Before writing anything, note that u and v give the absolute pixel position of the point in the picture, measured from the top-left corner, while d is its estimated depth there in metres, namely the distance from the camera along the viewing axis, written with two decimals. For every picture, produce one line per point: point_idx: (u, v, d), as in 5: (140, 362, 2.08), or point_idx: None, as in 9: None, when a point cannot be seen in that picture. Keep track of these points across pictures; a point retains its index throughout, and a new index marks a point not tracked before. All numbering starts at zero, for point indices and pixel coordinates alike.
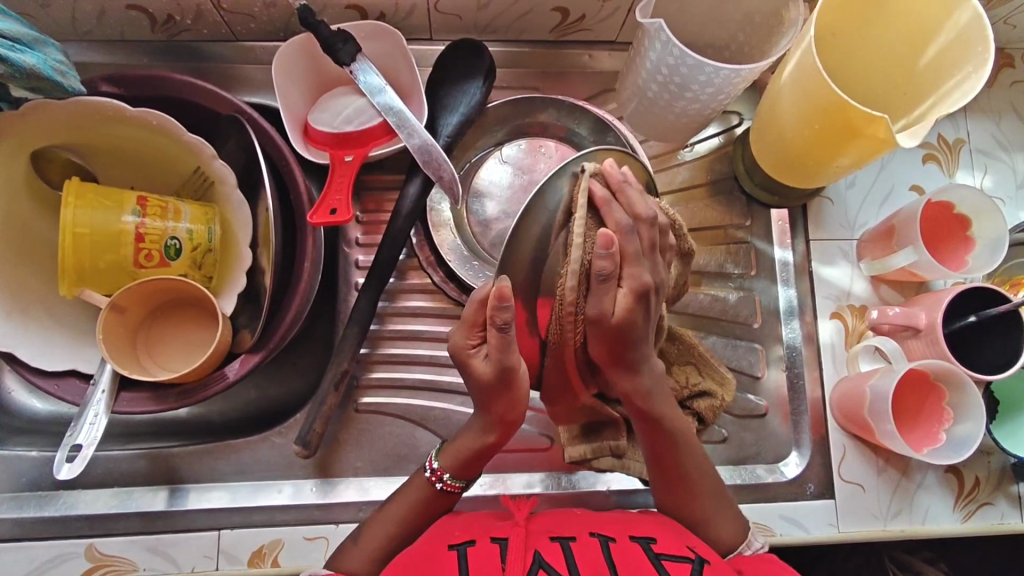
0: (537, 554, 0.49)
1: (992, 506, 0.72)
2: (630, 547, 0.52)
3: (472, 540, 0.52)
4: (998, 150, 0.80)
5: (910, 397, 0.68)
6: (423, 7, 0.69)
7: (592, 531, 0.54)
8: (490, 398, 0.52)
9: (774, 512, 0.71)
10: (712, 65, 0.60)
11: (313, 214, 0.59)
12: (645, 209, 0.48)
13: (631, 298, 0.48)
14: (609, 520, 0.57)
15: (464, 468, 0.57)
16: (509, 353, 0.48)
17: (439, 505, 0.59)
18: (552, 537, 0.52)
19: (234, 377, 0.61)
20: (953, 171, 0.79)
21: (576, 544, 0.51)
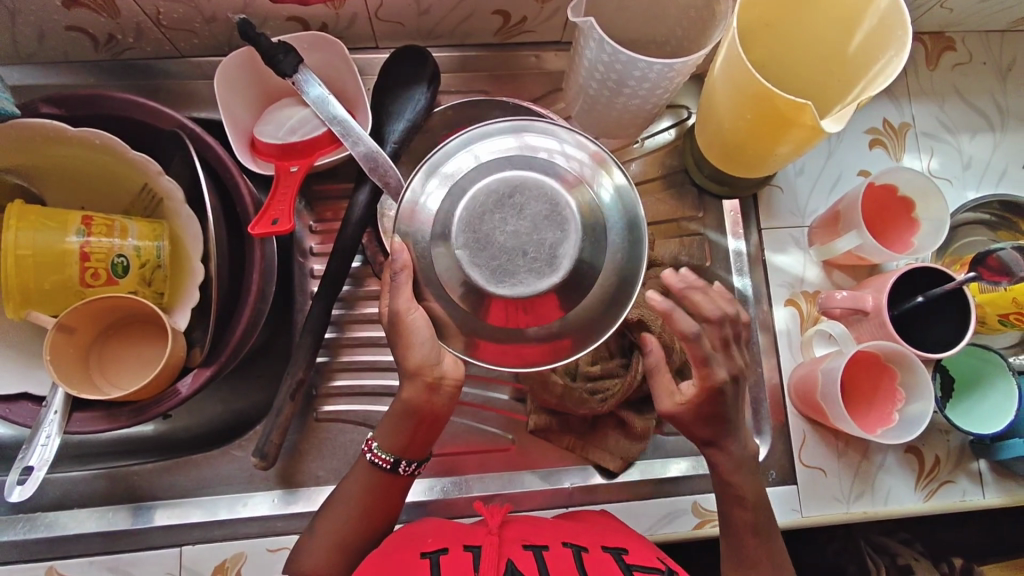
0: (511, 563, 0.50)
1: (953, 483, 0.73)
2: (602, 558, 0.54)
3: (445, 549, 0.52)
4: (943, 132, 0.82)
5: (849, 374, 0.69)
6: (364, 16, 0.70)
7: (566, 541, 0.55)
8: (405, 348, 0.53)
9: None
10: (644, 61, 0.60)
11: (254, 225, 0.57)
12: (725, 307, 0.51)
13: (717, 382, 0.52)
14: (582, 533, 0.59)
15: (405, 442, 0.57)
16: (398, 296, 0.52)
17: (393, 493, 0.58)
18: (526, 545, 0.53)
19: (187, 392, 0.60)
20: (900, 155, 0.81)
21: (548, 553, 0.52)
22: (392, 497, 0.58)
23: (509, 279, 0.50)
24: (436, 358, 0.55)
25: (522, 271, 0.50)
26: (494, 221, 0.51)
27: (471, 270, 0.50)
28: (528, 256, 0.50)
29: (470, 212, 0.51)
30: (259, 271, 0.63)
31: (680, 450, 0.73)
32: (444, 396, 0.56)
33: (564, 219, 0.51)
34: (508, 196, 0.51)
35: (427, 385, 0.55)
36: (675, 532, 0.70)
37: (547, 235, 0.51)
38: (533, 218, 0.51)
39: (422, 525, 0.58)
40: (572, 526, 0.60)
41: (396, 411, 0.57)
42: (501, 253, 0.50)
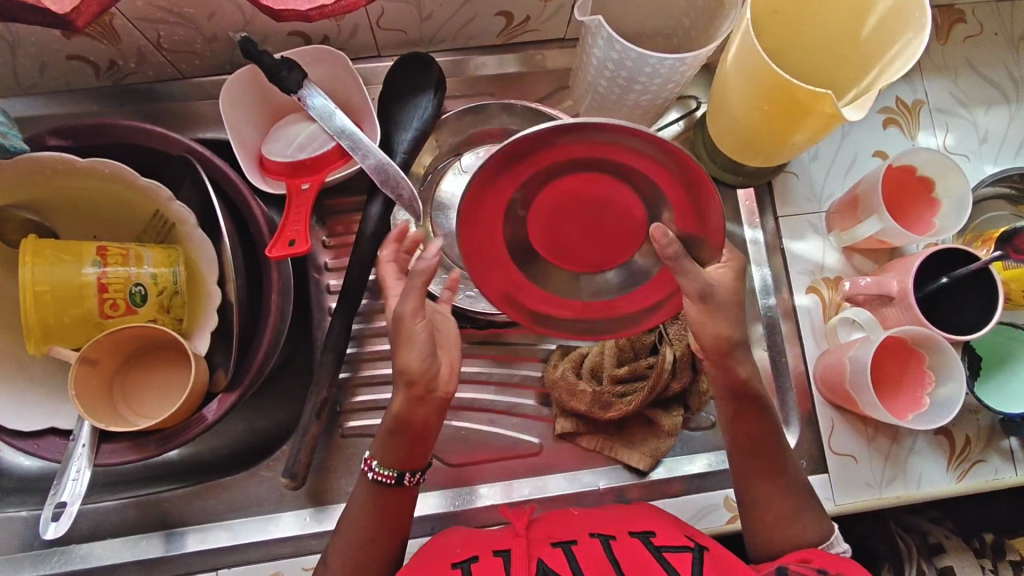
0: (541, 563, 0.52)
1: (985, 463, 0.73)
2: (630, 544, 0.56)
3: (476, 557, 0.55)
4: (958, 107, 0.81)
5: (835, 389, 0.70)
6: (366, 26, 0.69)
7: (594, 532, 0.57)
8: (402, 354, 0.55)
9: None
10: (655, 57, 0.59)
11: (272, 248, 0.57)
12: None
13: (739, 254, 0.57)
14: (612, 522, 0.60)
15: (405, 454, 0.58)
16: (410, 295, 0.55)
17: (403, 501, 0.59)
18: (554, 543, 0.55)
19: (213, 418, 0.60)
20: (914, 133, 0.80)
21: (578, 547, 0.55)
22: (402, 507, 0.59)
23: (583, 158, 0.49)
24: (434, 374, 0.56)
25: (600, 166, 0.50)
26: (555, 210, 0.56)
27: (562, 145, 0.49)
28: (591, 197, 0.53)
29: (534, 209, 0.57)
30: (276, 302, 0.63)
31: (709, 445, 0.72)
32: (435, 407, 0.57)
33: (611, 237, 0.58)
34: None
35: (418, 394, 0.56)
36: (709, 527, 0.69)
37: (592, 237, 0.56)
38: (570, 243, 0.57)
39: (452, 533, 0.61)
40: (601, 513, 0.62)
41: (392, 427, 0.57)
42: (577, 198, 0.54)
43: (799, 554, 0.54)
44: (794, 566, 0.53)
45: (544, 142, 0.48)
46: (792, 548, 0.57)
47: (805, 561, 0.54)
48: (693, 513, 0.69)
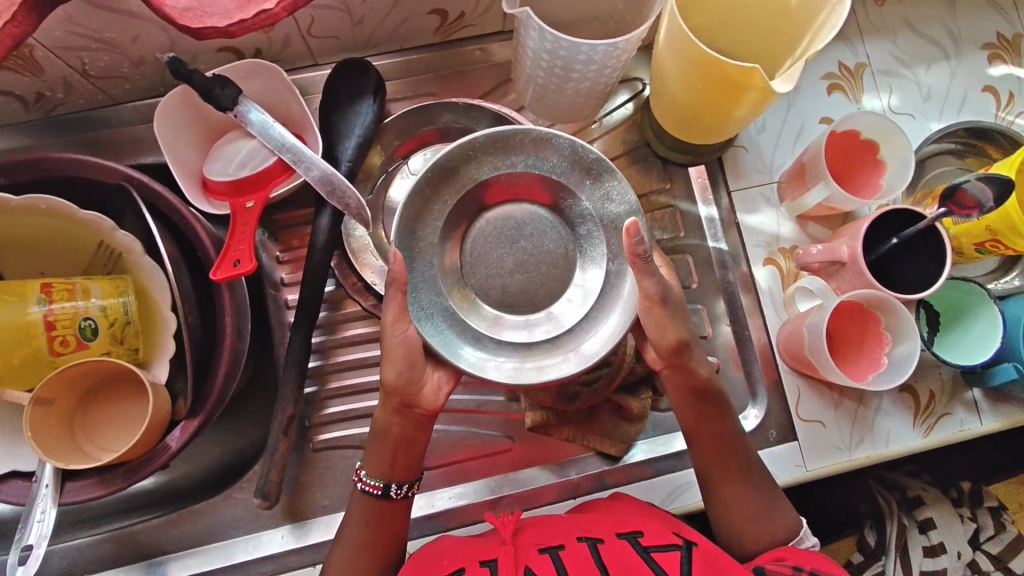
0: (527, 568, 0.51)
1: (950, 415, 0.74)
2: (619, 546, 0.54)
3: (462, 568, 0.53)
4: (900, 67, 0.81)
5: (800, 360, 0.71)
6: (297, 35, 0.68)
7: (582, 536, 0.56)
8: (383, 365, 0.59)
9: (767, 458, 0.71)
10: (586, 44, 0.59)
11: (217, 270, 0.56)
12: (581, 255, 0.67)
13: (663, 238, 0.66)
14: (597, 520, 0.59)
15: (385, 460, 0.60)
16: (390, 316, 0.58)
17: (396, 514, 0.61)
18: (541, 548, 0.54)
19: (177, 445, 0.60)
20: (859, 96, 0.81)
21: (565, 552, 0.53)
22: (395, 521, 0.61)
23: (507, 211, 0.66)
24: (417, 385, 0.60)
25: (526, 218, 0.66)
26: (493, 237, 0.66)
27: (482, 172, 0.62)
28: (526, 239, 0.66)
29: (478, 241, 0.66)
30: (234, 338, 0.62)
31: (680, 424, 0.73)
32: (414, 420, 0.61)
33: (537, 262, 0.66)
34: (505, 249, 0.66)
35: (398, 402, 0.60)
36: (686, 505, 0.70)
37: (545, 271, 0.66)
38: (534, 287, 0.66)
39: (441, 542, 0.61)
40: (587, 512, 0.62)
41: (377, 437, 0.61)
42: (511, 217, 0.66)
43: (773, 554, 0.57)
44: (770, 565, 0.56)
45: (462, 166, 0.61)
46: (765, 546, 0.60)
47: (780, 560, 0.56)
48: (668, 493, 0.70)
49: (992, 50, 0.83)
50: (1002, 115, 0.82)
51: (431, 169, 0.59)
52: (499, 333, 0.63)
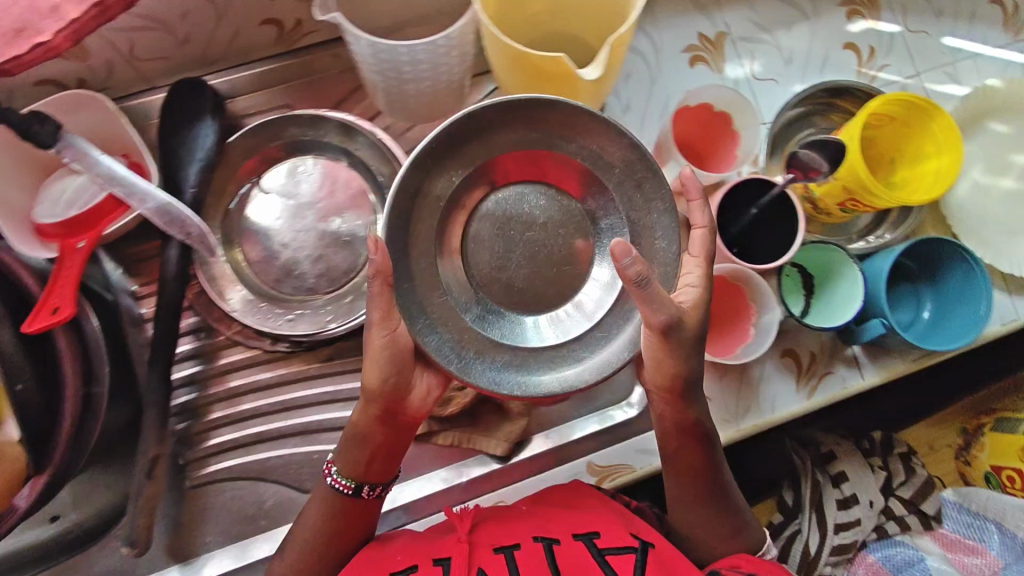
0: (481, 569, 0.52)
1: (832, 375, 0.75)
2: (576, 548, 0.55)
3: (415, 566, 0.54)
4: (760, 33, 0.81)
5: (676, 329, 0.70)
6: (121, 60, 0.65)
7: (538, 535, 0.56)
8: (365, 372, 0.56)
9: (645, 444, 0.71)
10: (404, 46, 0.57)
11: (30, 323, 0.54)
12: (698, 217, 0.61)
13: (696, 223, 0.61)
14: (559, 516, 0.59)
15: (360, 466, 0.58)
16: (389, 332, 0.54)
17: (354, 519, 0.59)
18: (497, 548, 0.55)
19: (25, 505, 0.58)
20: (722, 66, 0.80)
21: (521, 552, 0.54)
22: (354, 526, 0.59)
23: (518, 194, 0.65)
24: (401, 391, 0.57)
25: (518, 210, 0.65)
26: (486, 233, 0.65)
27: (505, 145, 0.61)
28: (525, 232, 0.65)
29: (480, 226, 0.64)
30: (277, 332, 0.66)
31: (571, 415, 0.73)
32: (398, 427, 0.58)
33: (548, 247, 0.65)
34: (500, 234, 0.65)
35: (380, 411, 0.57)
36: None
37: (552, 266, 0.65)
38: (536, 283, 0.65)
39: (395, 537, 0.60)
40: (547, 505, 0.62)
41: (355, 438, 0.58)
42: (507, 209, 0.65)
43: (731, 560, 0.58)
44: (726, 570, 0.57)
45: (482, 134, 0.60)
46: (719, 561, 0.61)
47: (735, 566, 0.57)
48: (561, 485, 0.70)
49: (851, 7, 0.83)
50: (864, 70, 0.82)
51: (438, 140, 0.57)
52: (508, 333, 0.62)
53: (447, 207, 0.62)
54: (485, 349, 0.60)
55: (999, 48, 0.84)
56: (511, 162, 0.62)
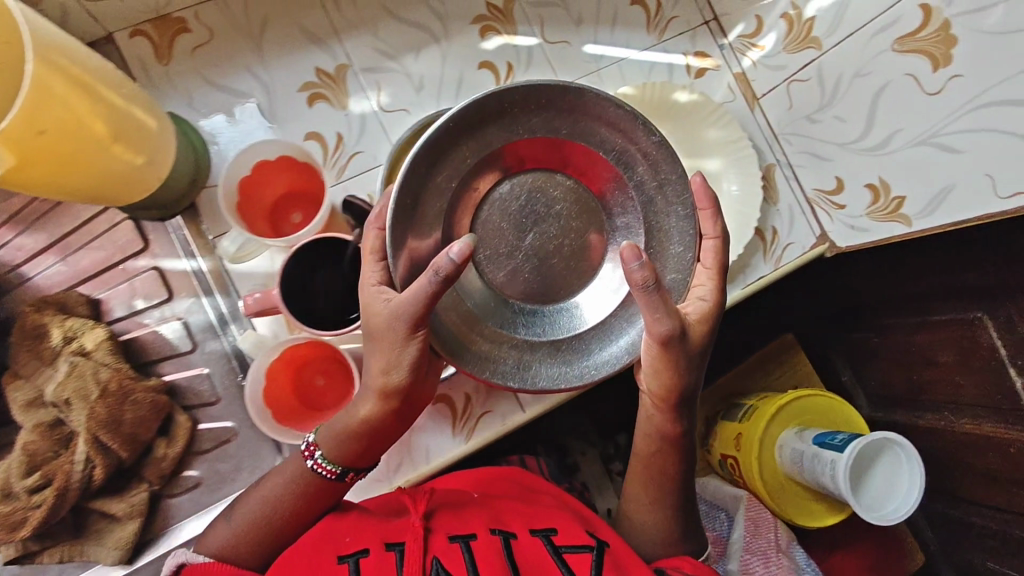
0: (434, 560, 0.51)
1: (491, 413, 0.74)
2: (531, 543, 0.56)
3: (365, 551, 0.53)
4: (385, 61, 0.76)
5: (281, 401, 0.68)
6: None
7: (494, 528, 0.57)
8: (366, 365, 0.55)
9: None
10: None
11: None
12: (709, 227, 0.58)
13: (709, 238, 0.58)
14: (514, 510, 0.61)
15: (352, 455, 0.58)
16: (400, 328, 0.52)
17: (324, 498, 0.59)
18: (453, 537, 0.54)
19: None
20: (345, 102, 0.75)
21: (477, 542, 0.54)
22: (323, 500, 0.59)
23: (540, 177, 0.60)
24: (399, 376, 0.55)
25: (531, 208, 0.60)
26: (543, 204, 0.60)
27: (530, 127, 0.55)
28: (543, 217, 0.60)
29: (507, 203, 0.59)
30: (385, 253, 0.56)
31: (205, 501, 0.68)
32: (389, 416, 0.57)
33: (529, 251, 0.60)
34: (521, 213, 0.60)
35: (395, 408, 0.56)
36: None
37: (541, 276, 0.60)
38: (540, 283, 0.61)
39: (350, 511, 0.60)
40: (501, 498, 0.64)
41: (347, 426, 0.58)
42: (528, 200, 0.60)
43: (673, 560, 0.61)
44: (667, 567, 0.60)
45: (502, 119, 0.55)
46: (653, 548, 0.65)
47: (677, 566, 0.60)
48: None
49: (484, 23, 0.79)
50: (502, 88, 0.78)
51: (454, 119, 0.52)
52: (547, 316, 0.61)
53: (454, 199, 0.57)
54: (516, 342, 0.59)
55: (644, 50, 0.82)
56: (530, 141, 0.57)
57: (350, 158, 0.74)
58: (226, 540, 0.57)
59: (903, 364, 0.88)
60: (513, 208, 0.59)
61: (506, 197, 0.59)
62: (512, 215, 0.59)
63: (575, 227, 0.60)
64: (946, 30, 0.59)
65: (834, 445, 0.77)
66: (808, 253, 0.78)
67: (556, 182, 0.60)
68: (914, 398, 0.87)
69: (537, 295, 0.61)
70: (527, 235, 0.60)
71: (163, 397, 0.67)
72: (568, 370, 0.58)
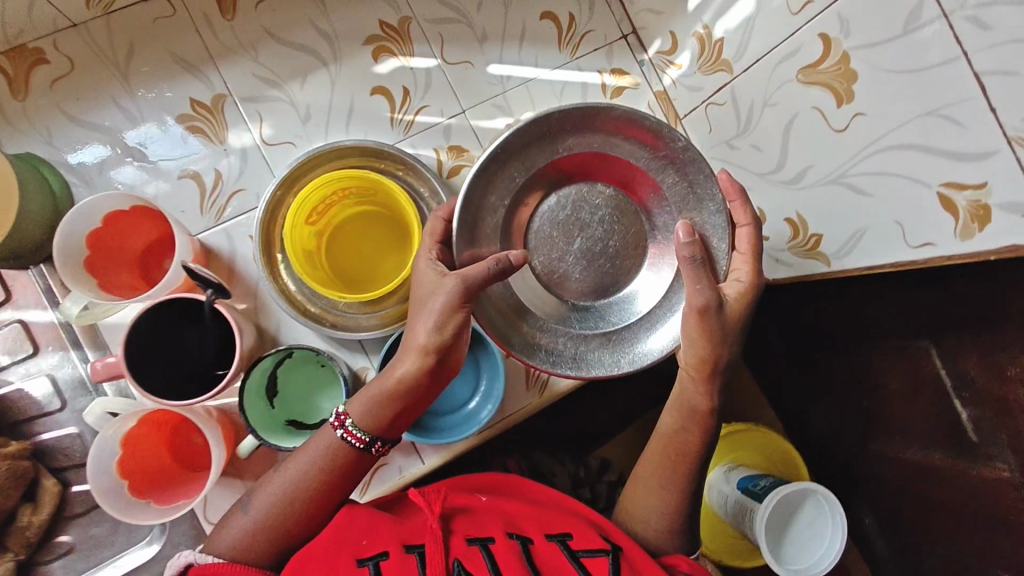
0: (456, 562, 0.49)
1: (387, 464, 0.71)
2: (546, 547, 0.53)
3: (385, 552, 0.51)
4: (268, 88, 0.70)
5: (145, 472, 0.61)
6: None
7: (510, 532, 0.54)
8: (413, 328, 0.56)
9: None
10: None
11: None
12: (741, 217, 0.57)
13: (745, 222, 0.57)
14: (523, 513, 0.58)
15: (386, 422, 0.56)
16: (428, 319, 0.55)
17: (348, 471, 0.56)
18: (471, 540, 0.52)
19: None
20: (223, 136, 0.69)
21: (495, 544, 0.52)
22: (347, 478, 0.57)
23: (584, 190, 0.62)
24: (459, 340, 0.56)
25: (593, 206, 0.62)
26: (579, 221, 0.62)
27: (571, 145, 0.59)
28: (589, 227, 0.62)
29: (550, 222, 0.62)
30: (442, 238, 0.60)
31: (84, 568, 0.66)
32: (439, 381, 0.57)
33: (573, 264, 0.63)
34: (571, 224, 0.62)
35: (432, 365, 0.55)
36: None
37: (604, 267, 0.63)
38: (598, 276, 0.63)
39: (360, 509, 0.56)
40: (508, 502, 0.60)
41: (387, 393, 0.56)
42: (569, 215, 0.62)
43: (671, 559, 0.56)
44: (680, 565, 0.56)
45: (550, 141, 0.58)
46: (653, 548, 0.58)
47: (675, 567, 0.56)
48: None
49: (376, 44, 0.72)
50: (397, 116, 0.72)
51: (503, 145, 0.57)
52: (588, 321, 0.62)
53: (507, 216, 0.61)
54: (575, 336, 0.61)
55: (554, 69, 0.75)
56: (565, 160, 0.60)
57: (229, 197, 0.69)
58: (249, 528, 0.54)
59: (844, 395, 0.80)
60: (553, 226, 0.62)
61: (553, 212, 0.62)
62: (564, 227, 0.62)
63: (608, 241, 0.62)
64: (844, 63, 0.52)
65: (755, 493, 0.74)
66: None
67: (602, 194, 0.62)
68: (859, 429, 0.79)
69: (608, 290, 0.63)
70: (580, 244, 0.63)
71: (24, 462, 0.63)
72: (620, 355, 0.60)
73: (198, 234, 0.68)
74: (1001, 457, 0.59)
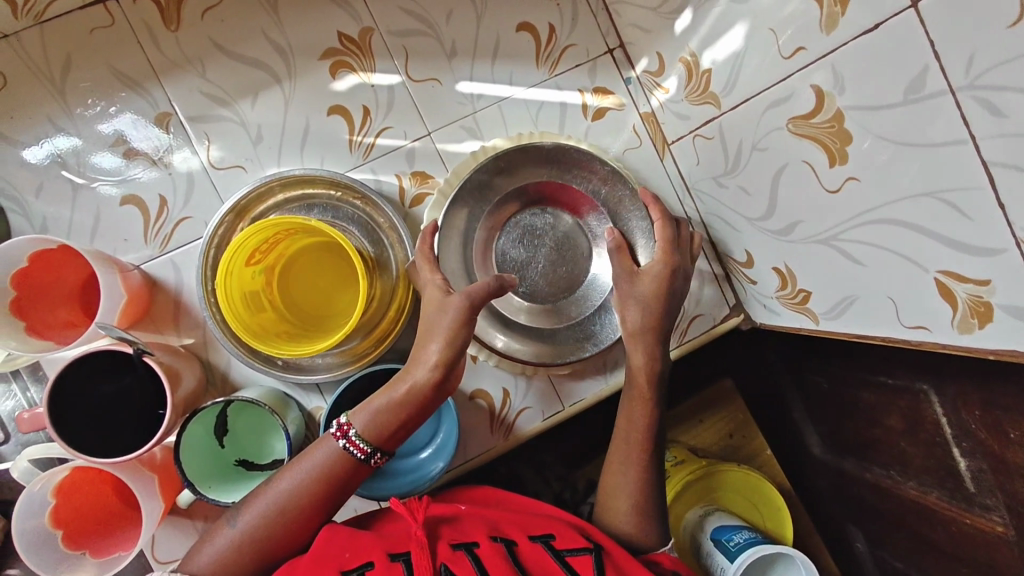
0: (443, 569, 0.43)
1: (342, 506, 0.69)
2: (533, 550, 0.47)
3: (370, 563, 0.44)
4: (215, 106, 0.65)
5: (83, 517, 0.59)
6: None
7: (494, 535, 0.48)
8: (421, 353, 0.53)
9: None
10: None
11: None
12: (655, 211, 0.59)
13: (665, 215, 0.59)
14: (508, 517, 0.52)
15: (388, 433, 0.52)
16: (433, 340, 0.54)
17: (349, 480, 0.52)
18: (455, 545, 0.46)
19: None
20: (168, 158, 0.65)
21: (480, 548, 0.46)
22: (345, 489, 0.52)
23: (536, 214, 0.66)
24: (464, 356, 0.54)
25: (543, 222, 0.66)
26: (530, 238, 0.66)
27: (529, 176, 0.64)
28: (542, 242, 0.66)
29: (505, 244, 0.66)
30: (433, 249, 0.60)
31: None
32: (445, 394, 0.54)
33: (529, 278, 0.66)
34: (524, 245, 0.66)
35: (441, 379, 0.53)
36: None
37: (563, 277, 0.66)
38: (559, 285, 0.66)
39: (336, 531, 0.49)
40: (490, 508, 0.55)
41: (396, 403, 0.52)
42: (520, 235, 0.66)
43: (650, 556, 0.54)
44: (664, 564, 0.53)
45: (511, 172, 0.64)
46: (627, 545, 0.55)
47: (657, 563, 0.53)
48: None
49: (335, 58, 0.66)
50: (357, 139, 0.67)
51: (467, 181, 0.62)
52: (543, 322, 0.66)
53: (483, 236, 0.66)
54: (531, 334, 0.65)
55: (530, 88, 0.68)
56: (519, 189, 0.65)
57: (174, 225, 0.65)
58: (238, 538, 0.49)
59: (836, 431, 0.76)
60: (507, 247, 0.66)
61: (507, 235, 0.66)
62: (517, 246, 0.66)
63: (558, 254, 0.66)
64: (837, 122, 0.45)
65: (727, 551, 0.68)
66: (719, 325, 0.69)
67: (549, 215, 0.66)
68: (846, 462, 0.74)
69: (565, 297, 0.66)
70: (534, 261, 0.66)
71: None
72: (578, 346, 0.64)
73: (140, 263, 0.65)
74: (997, 510, 0.51)
